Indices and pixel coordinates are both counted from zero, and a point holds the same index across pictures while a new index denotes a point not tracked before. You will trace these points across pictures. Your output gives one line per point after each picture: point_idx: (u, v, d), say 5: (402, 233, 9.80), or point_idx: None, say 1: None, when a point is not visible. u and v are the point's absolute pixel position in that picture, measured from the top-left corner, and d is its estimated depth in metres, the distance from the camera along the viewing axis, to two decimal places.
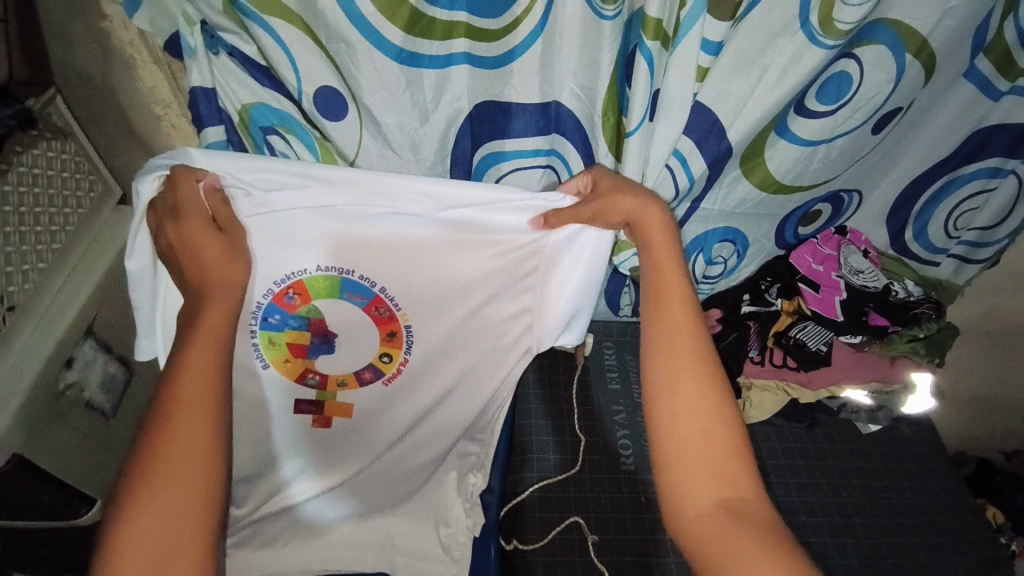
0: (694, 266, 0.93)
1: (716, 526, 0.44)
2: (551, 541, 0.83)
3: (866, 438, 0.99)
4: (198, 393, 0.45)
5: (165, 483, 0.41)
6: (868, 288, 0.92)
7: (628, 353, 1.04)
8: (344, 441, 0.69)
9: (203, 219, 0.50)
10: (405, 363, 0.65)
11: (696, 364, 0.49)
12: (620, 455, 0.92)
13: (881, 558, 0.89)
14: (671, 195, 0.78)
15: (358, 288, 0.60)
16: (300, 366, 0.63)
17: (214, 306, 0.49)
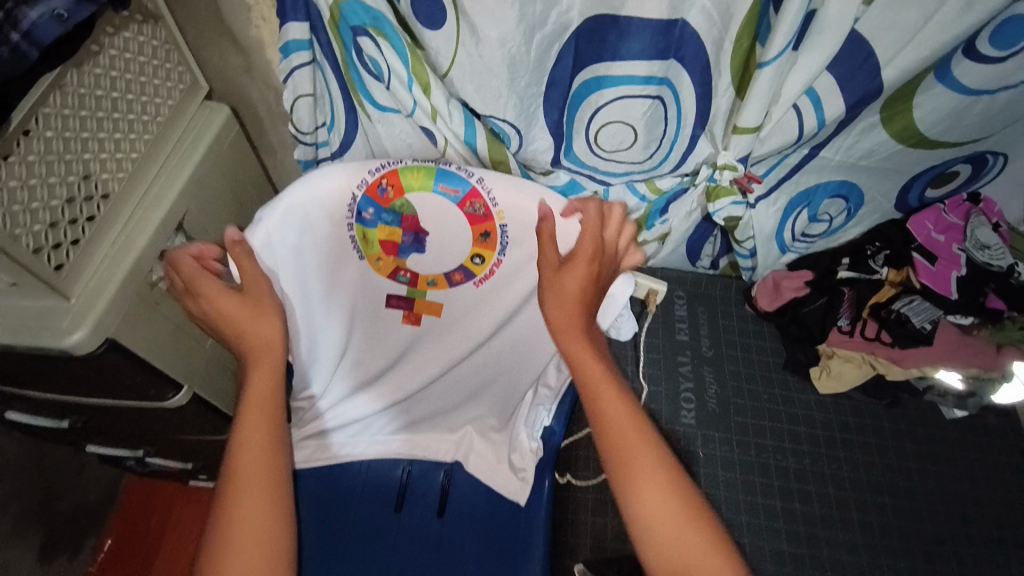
0: (795, 222, 0.85)
1: None
2: (603, 480, 0.84)
3: (947, 423, 0.92)
4: (253, 464, 0.52)
5: (235, 557, 0.47)
6: (992, 266, 0.81)
7: (701, 304, 0.99)
8: (421, 340, 0.70)
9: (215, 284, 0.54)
10: (497, 265, 0.62)
11: (656, 482, 0.46)
12: (682, 405, 0.90)
13: (948, 549, 0.82)
14: (792, 139, 0.69)
15: (452, 181, 0.56)
16: (392, 264, 0.62)
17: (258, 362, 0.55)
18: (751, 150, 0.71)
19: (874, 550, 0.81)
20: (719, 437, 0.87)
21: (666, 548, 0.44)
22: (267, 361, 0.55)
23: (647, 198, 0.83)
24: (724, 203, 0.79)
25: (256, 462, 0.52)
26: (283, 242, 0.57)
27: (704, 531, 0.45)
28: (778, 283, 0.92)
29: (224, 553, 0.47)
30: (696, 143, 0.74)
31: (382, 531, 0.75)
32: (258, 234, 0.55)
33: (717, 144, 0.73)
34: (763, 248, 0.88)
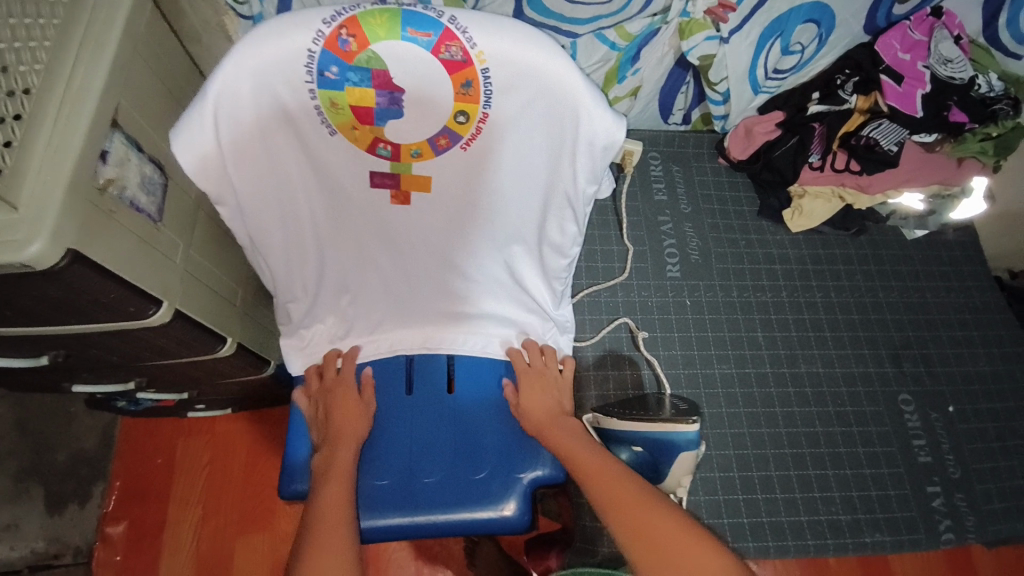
0: (767, 55, 0.83)
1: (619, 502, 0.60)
2: (601, 337, 0.86)
3: (908, 243, 0.98)
4: (333, 512, 0.63)
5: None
6: (954, 80, 0.83)
7: (675, 162, 1.00)
8: (405, 219, 0.67)
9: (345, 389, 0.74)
10: (482, 122, 0.57)
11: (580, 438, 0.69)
12: (667, 261, 0.92)
13: (914, 351, 0.89)
14: None
15: (422, 24, 0.50)
16: (370, 135, 0.57)
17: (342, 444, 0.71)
18: None
19: (846, 361, 0.88)
20: (705, 284, 0.91)
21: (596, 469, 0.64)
22: (349, 442, 0.71)
23: (617, 47, 0.79)
24: (697, 40, 0.78)
25: (332, 521, 0.63)
26: (248, 94, 0.52)
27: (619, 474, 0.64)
28: (751, 129, 0.93)
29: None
30: None
31: (393, 413, 0.77)
32: (221, 79, 0.50)
33: None
34: (736, 90, 0.86)
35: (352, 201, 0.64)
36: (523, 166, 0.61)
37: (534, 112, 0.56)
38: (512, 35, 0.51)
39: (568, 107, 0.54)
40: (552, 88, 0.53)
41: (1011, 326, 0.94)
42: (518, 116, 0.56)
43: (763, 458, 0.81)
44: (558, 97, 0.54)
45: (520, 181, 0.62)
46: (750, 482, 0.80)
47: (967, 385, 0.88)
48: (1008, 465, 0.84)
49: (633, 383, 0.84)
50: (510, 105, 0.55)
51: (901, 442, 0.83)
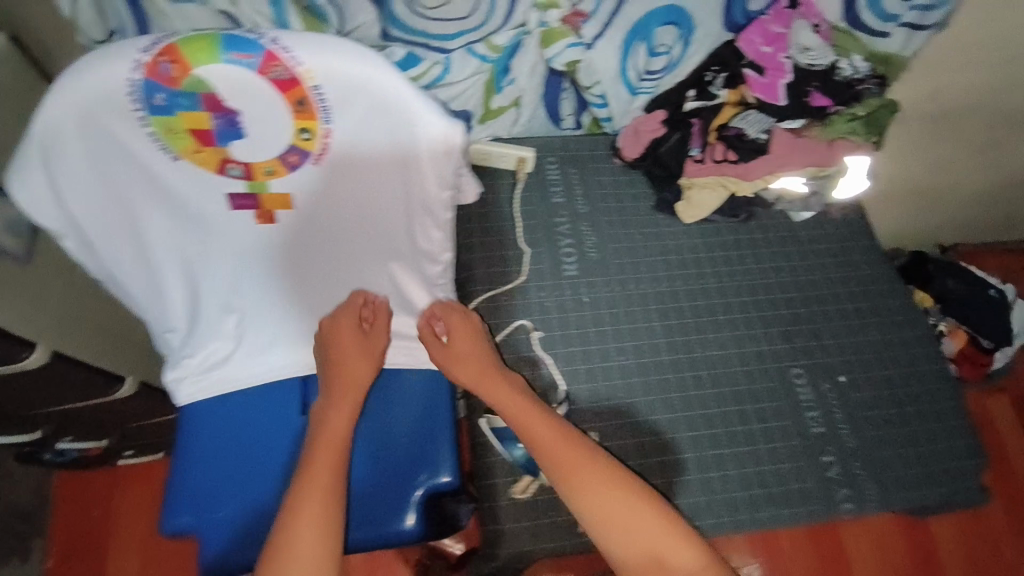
0: (635, 58, 0.86)
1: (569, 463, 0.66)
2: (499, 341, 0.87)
3: (797, 225, 1.03)
4: (322, 484, 0.64)
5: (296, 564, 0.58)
6: (814, 67, 0.88)
7: (571, 166, 1.02)
8: (272, 239, 0.68)
9: (350, 327, 0.74)
10: (327, 137, 0.58)
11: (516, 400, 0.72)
12: (563, 261, 0.94)
13: (805, 326, 0.93)
14: None
15: (243, 47, 0.51)
16: (215, 156, 0.58)
17: (344, 395, 0.71)
18: None
19: (741, 342, 0.90)
20: (602, 280, 0.93)
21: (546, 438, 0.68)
22: (350, 396, 0.72)
23: (488, 59, 0.81)
24: (561, 48, 0.80)
25: (315, 492, 0.63)
26: (75, 128, 0.53)
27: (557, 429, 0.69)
28: (638, 130, 0.97)
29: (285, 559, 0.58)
30: None
31: (283, 434, 0.76)
32: (43, 116, 0.51)
33: None
34: (612, 92, 0.89)
35: (211, 222, 0.65)
36: (375, 179, 0.62)
37: (372, 127, 0.57)
38: (336, 53, 0.52)
39: (403, 120, 0.56)
40: (383, 103, 0.55)
41: (899, 295, 0.98)
42: (357, 132, 0.57)
43: (664, 444, 0.83)
44: (391, 110, 0.55)
45: (376, 193, 0.64)
46: (653, 469, 0.81)
47: (858, 355, 0.92)
48: (904, 430, 0.87)
49: (532, 381, 0.85)
50: (348, 122, 0.57)
51: (795, 416, 0.86)
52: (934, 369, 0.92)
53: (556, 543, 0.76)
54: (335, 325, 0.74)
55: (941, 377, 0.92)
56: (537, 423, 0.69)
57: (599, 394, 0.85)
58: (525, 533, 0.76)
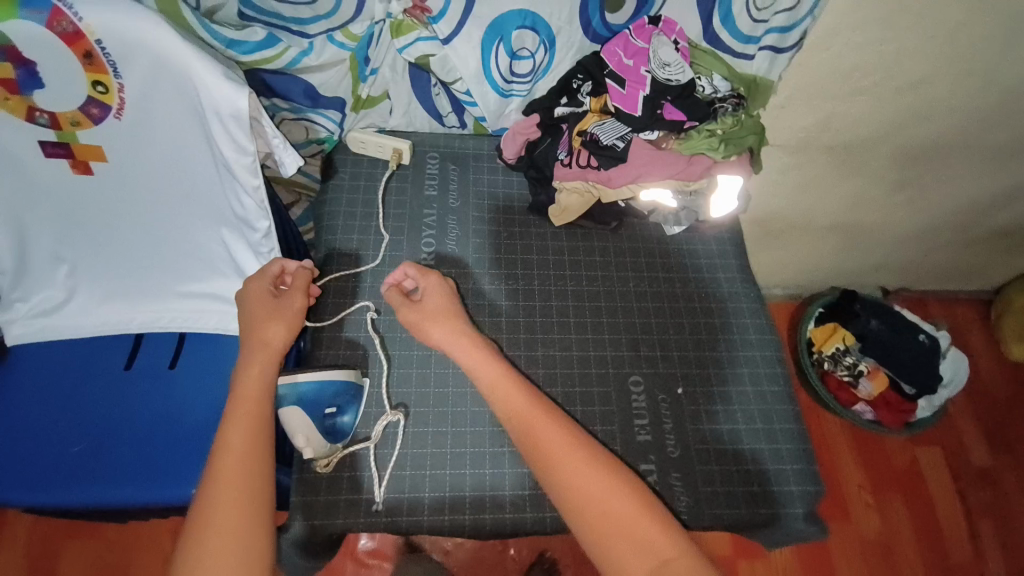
0: (496, 59, 0.89)
1: (543, 444, 0.67)
2: (339, 321, 0.86)
3: (669, 239, 1.03)
4: (243, 447, 0.61)
5: (223, 527, 0.56)
6: (671, 82, 0.89)
7: (452, 162, 1.04)
8: (93, 192, 0.72)
9: (260, 296, 0.73)
10: (123, 92, 0.62)
11: (499, 377, 0.73)
12: (422, 250, 0.95)
13: (654, 336, 0.93)
14: None
15: (35, 3, 0.54)
16: (23, 105, 0.61)
17: (258, 357, 0.68)
18: None
19: (585, 346, 0.91)
20: (457, 271, 0.94)
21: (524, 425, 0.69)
22: (268, 352, 0.69)
23: (347, 47, 0.86)
24: (411, 41, 0.85)
25: (237, 459, 0.61)
26: None
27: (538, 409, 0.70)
28: (516, 134, 1.00)
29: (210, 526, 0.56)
30: None
31: (106, 381, 0.81)
32: None
33: None
34: (477, 90, 0.93)
35: (34, 175, 0.68)
36: (178, 134, 0.67)
37: (164, 82, 0.62)
38: (113, 9, 0.56)
39: (191, 75, 0.61)
40: (169, 57, 0.59)
41: (759, 316, 0.98)
42: (149, 86, 0.62)
43: (480, 436, 0.81)
44: (177, 65, 0.60)
45: (183, 150, 0.68)
46: (463, 458, 0.80)
47: (701, 368, 0.92)
48: (733, 447, 0.87)
49: (364, 361, 0.84)
50: (139, 75, 0.61)
51: (623, 422, 0.86)
52: (777, 391, 0.92)
53: (347, 520, 0.75)
54: (249, 299, 0.73)
55: (782, 399, 0.91)
56: (518, 401, 0.71)
57: (427, 381, 0.84)
58: (318, 507, 0.75)
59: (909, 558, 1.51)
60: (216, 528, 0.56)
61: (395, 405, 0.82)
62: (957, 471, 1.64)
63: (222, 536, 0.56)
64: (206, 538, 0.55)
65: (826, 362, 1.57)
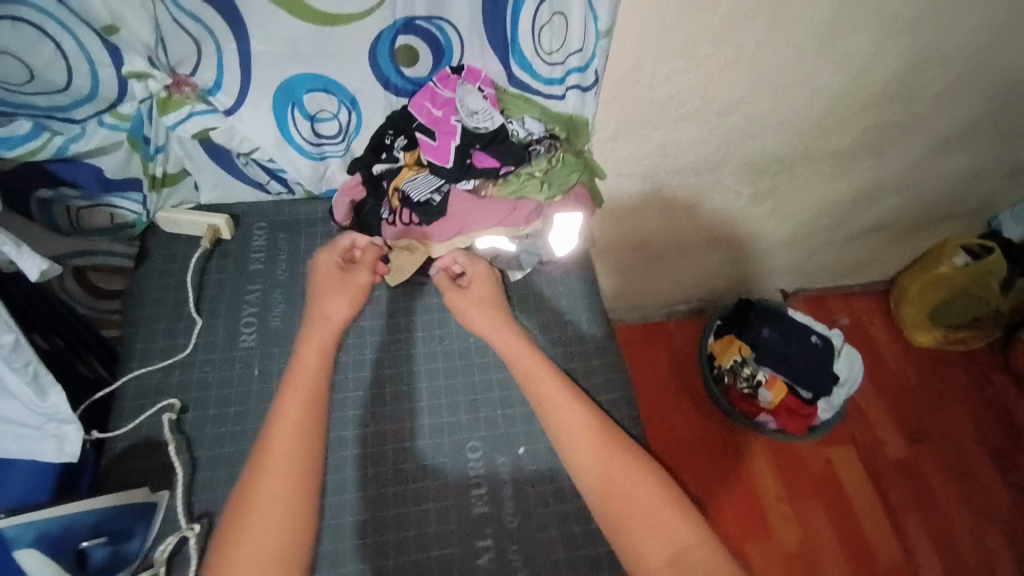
0: (292, 126, 0.85)
1: (563, 427, 0.79)
2: (137, 424, 0.80)
3: (513, 285, 1.00)
4: (286, 459, 0.70)
5: (269, 526, 0.66)
6: (480, 130, 0.87)
7: (281, 231, 0.98)
8: None
9: (328, 267, 0.89)
10: None
11: (542, 367, 0.84)
12: (241, 332, 0.87)
13: (494, 393, 0.89)
14: (190, 42, 0.73)
15: None
16: None
17: (304, 356, 0.79)
18: (158, 56, 0.73)
19: (421, 415, 0.87)
20: (279, 351, 0.87)
21: (549, 411, 0.81)
22: (321, 339, 0.81)
23: (122, 128, 0.80)
24: (184, 116, 0.79)
25: (284, 471, 0.69)
26: None
27: (566, 395, 0.82)
28: (343, 193, 0.95)
29: (260, 520, 0.66)
30: (125, 62, 0.73)
31: None
32: None
33: (138, 59, 0.73)
34: (282, 157, 0.88)
35: None
36: None
37: None
38: None
39: None
40: None
41: (604, 353, 0.96)
42: None
43: None
44: None
45: None
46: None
47: None
48: (580, 504, 0.82)
49: (163, 469, 0.77)
50: None
51: (458, 495, 0.81)
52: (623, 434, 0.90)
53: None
54: (315, 268, 0.89)
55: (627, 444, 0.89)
56: (542, 387, 0.82)
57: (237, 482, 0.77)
58: None
59: (835, 563, 1.49)
60: (266, 528, 0.66)
61: (196, 516, 0.75)
62: (875, 470, 1.64)
63: (271, 535, 0.66)
64: (233, 545, 0.65)
65: (726, 376, 1.57)
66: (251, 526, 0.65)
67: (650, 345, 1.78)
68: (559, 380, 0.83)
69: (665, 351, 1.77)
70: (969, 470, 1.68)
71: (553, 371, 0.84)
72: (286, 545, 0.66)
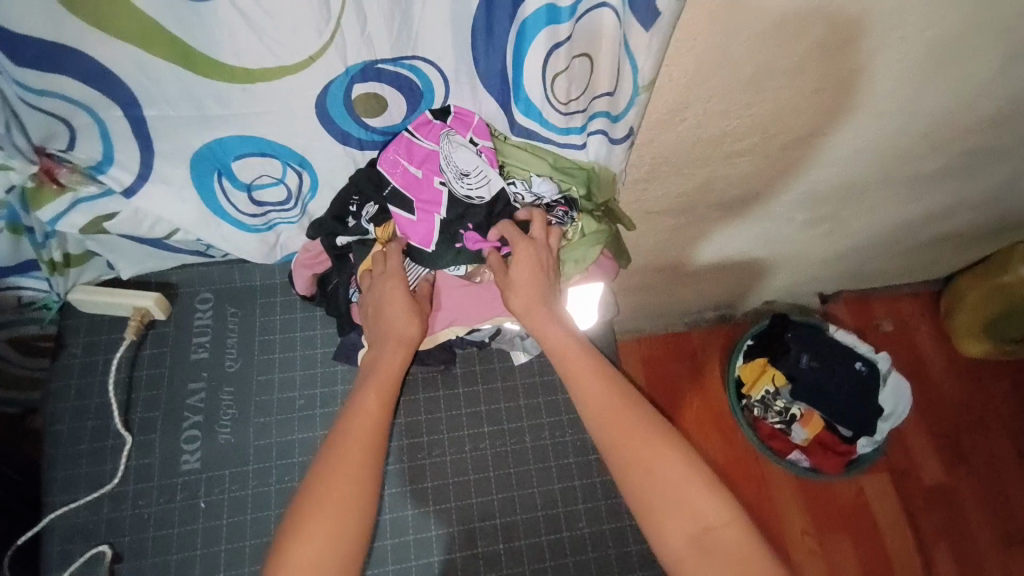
0: (221, 201, 0.64)
1: (616, 421, 0.64)
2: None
3: (517, 371, 0.84)
4: (364, 432, 0.61)
5: (337, 501, 0.57)
6: (472, 200, 0.65)
7: (230, 303, 0.80)
8: None
9: (399, 285, 0.65)
10: None
11: (590, 357, 0.67)
12: (181, 452, 0.71)
13: (495, 523, 0.77)
14: (51, 119, 0.53)
15: None
16: None
17: (392, 348, 0.65)
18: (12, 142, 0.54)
19: (405, 547, 0.75)
20: (230, 474, 0.71)
21: (596, 399, 0.65)
22: (399, 350, 0.65)
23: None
24: (64, 202, 0.61)
25: (360, 434, 0.61)
26: None
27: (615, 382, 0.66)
28: (300, 267, 0.76)
29: (329, 493, 0.58)
30: None
31: None
32: None
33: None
34: (214, 235, 0.68)
35: None
36: None
37: None
38: None
39: None
40: None
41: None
42: None
43: None
44: None
45: None
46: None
47: (555, 559, 0.76)
48: None
49: None
50: None
51: None
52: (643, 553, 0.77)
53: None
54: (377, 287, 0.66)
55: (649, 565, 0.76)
56: (592, 373, 0.66)
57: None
58: None
59: None
60: (326, 505, 0.57)
61: None
62: (908, 496, 1.49)
63: (331, 516, 0.57)
64: (303, 516, 0.57)
65: (756, 408, 1.41)
66: (323, 491, 0.58)
67: (669, 358, 1.61)
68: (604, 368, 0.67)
69: (685, 365, 1.60)
70: (1005, 487, 1.54)
71: (598, 359, 0.68)
72: (348, 527, 0.57)
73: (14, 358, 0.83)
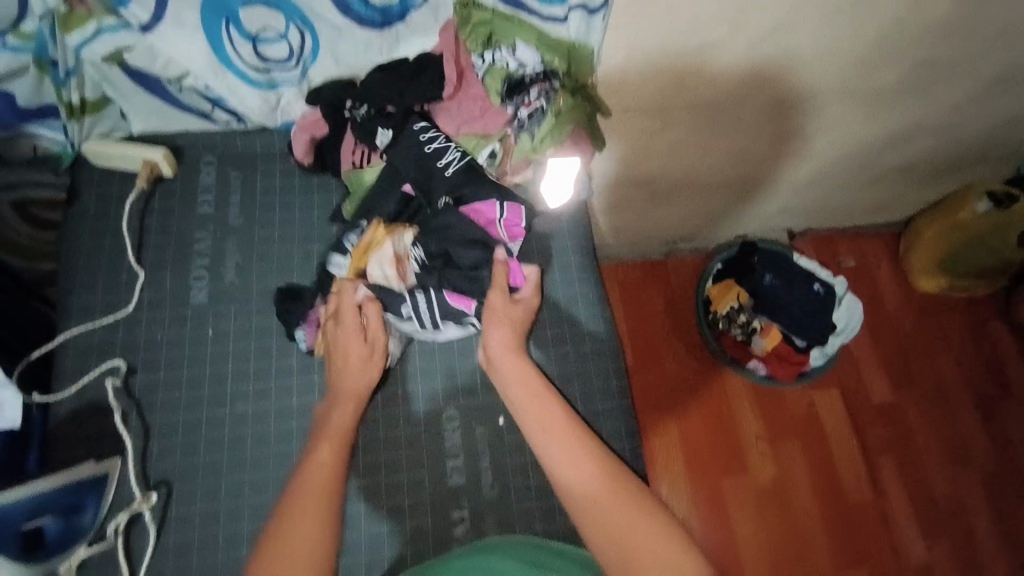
0: (230, 48, 0.72)
1: (567, 452, 0.65)
2: (84, 386, 0.74)
3: None
4: (321, 471, 0.63)
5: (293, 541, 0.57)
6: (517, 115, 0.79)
7: (232, 166, 0.86)
8: None
9: (354, 318, 0.75)
10: None
11: (539, 386, 0.72)
12: (191, 287, 0.80)
13: (475, 364, 0.83)
14: None
15: None
16: None
17: (344, 403, 0.72)
18: None
19: (392, 381, 0.81)
20: (234, 310, 0.79)
21: (543, 432, 0.68)
22: (348, 404, 0.71)
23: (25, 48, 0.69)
24: (89, 31, 0.69)
25: (319, 474, 0.63)
26: None
27: (563, 416, 0.69)
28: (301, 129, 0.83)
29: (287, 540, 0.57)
30: None
31: None
32: None
33: None
34: (218, 83, 0.77)
35: None
36: None
37: None
38: None
39: None
40: None
41: (594, 320, 0.88)
42: None
43: (236, 510, 0.72)
44: None
45: None
46: (236, 539, 0.70)
47: None
48: None
49: (114, 436, 0.73)
50: None
51: (432, 464, 0.78)
52: (611, 405, 0.85)
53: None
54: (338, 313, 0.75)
55: (615, 415, 0.85)
56: (541, 413, 0.69)
57: (195, 450, 0.73)
58: None
59: (803, 496, 1.51)
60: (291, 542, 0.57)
61: (153, 484, 0.72)
62: (856, 411, 1.61)
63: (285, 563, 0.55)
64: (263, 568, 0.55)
65: (721, 322, 1.52)
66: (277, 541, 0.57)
67: (645, 282, 1.68)
68: (556, 401, 0.71)
69: (660, 290, 1.68)
70: (962, 447, 1.61)
71: (550, 394, 0.71)
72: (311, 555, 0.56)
73: (15, 224, 0.87)
